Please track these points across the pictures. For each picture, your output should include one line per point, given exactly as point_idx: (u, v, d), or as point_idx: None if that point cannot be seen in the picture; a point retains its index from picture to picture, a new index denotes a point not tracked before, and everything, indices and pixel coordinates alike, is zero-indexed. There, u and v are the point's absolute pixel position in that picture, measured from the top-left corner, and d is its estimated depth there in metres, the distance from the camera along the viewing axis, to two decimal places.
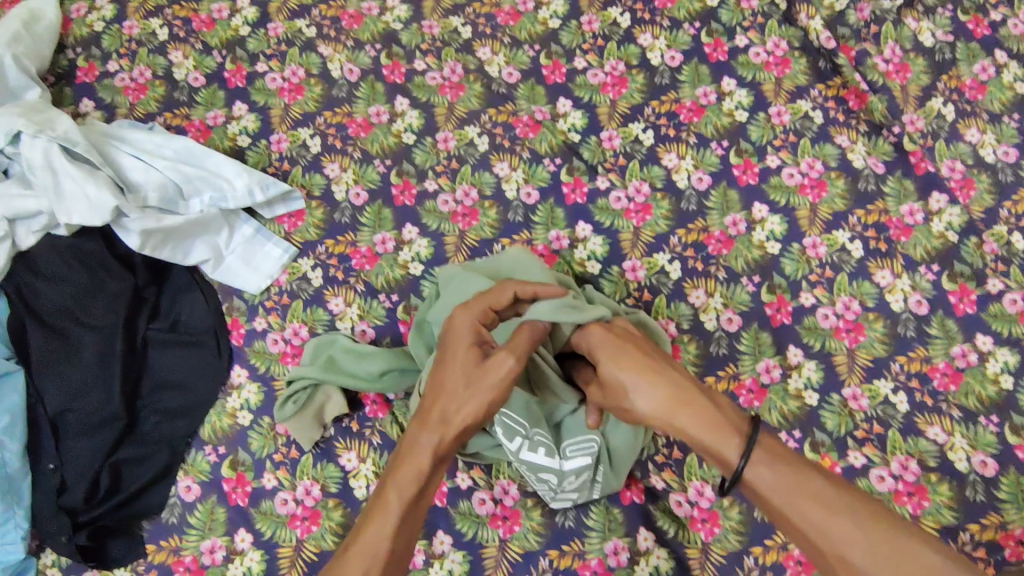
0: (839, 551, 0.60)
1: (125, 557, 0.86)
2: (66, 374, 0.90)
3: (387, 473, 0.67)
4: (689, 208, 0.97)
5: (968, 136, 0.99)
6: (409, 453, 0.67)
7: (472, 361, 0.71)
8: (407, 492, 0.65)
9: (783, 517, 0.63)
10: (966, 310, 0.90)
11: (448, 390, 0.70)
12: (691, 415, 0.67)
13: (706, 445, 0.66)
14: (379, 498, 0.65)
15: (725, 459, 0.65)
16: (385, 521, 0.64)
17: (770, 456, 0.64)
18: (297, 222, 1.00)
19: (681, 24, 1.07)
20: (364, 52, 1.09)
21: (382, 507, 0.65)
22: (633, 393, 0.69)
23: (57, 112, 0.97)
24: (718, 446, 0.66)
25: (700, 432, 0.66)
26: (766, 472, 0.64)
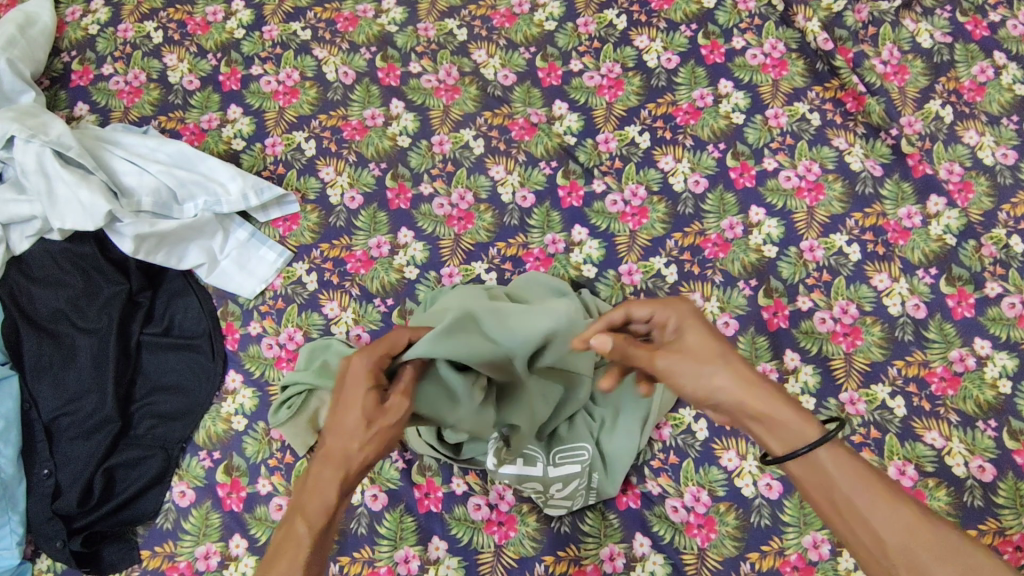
0: (904, 545, 0.56)
1: (121, 562, 0.86)
2: (61, 377, 0.90)
3: (295, 507, 0.61)
4: (685, 211, 0.97)
5: (967, 138, 0.98)
6: (310, 484, 0.61)
7: (371, 390, 0.64)
8: (316, 523, 0.60)
9: (850, 504, 0.58)
10: (964, 313, 0.90)
11: (346, 419, 0.63)
12: (765, 397, 0.61)
13: (783, 422, 0.61)
14: (288, 533, 0.60)
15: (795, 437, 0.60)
16: (294, 558, 0.58)
17: (843, 449, 0.60)
18: (292, 226, 1.00)
19: (677, 26, 1.07)
20: (360, 54, 1.08)
21: (292, 540, 0.59)
22: (710, 369, 0.62)
23: (50, 116, 0.97)
24: (800, 433, 0.60)
25: (774, 412, 0.61)
26: (840, 460, 0.59)
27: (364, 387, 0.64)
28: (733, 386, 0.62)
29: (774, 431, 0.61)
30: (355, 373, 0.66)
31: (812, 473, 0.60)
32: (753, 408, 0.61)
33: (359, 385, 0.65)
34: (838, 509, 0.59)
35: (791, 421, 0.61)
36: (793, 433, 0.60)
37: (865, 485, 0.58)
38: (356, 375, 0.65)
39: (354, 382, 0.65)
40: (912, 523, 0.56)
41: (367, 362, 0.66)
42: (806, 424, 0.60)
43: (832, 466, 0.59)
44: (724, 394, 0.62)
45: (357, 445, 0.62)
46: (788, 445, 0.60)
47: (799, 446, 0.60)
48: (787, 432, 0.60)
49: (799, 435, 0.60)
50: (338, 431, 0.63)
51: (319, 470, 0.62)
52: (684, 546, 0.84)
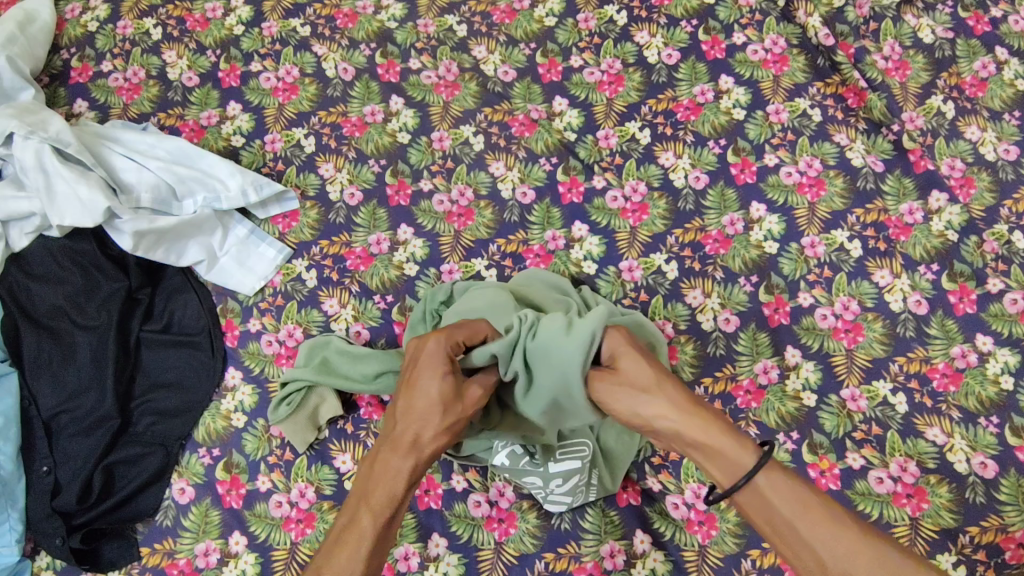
0: (841, 562, 0.60)
1: (120, 560, 0.86)
2: (61, 374, 0.90)
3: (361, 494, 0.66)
4: (686, 207, 0.96)
5: (969, 134, 0.98)
6: (381, 470, 0.66)
7: (448, 382, 0.69)
8: (382, 515, 0.65)
9: (789, 526, 0.62)
10: (966, 309, 0.89)
11: (420, 415, 0.68)
12: (703, 424, 0.67)
13: (722, 451, 0.65)
14: (352, 523, 0.65)
15: (733, 462, 0.65)
16: (357, 548, 0.63)
17: (780, 471, 0.64)
18: (292, 223, 1.00)
19: (678, 22, 1.06)
20: (359, 51, 1.08)
21: (356, 531, 0.64)
22: (653, 400, 0.68)
23: (49, 113, 0.96)
24: (733, 462, 0.65)
25: (713, 440, 0.66)
26: (776, 483, 0.64)
27: (438, 378, 0.69)
28: (666, 417, 0.68)
29: (717, 456, 0.66)
30: (432, 356, 0.70)
31: (754, 499, 0.64)
32: (696, 437, 0.66)
33: (433, 374, 0.69)
34: (780, 532, 0.63)
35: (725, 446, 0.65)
36: (731, 460, 0.65)
37: (801, 507, 0.62)
38: (434, 360, 0.69)
39: (425, 370, 0.69)
40: (843, 539, 0.60)
41: (445, 346, 0.70)
42: (744, 450, 0.65)
43: (770, 490, 0.63)
44: (669, 428, 0.68)
45: (424, 435, 0.67)
46: (726, 471, 0.65)
47: (736, 474, 0.64)
48: (727, 461, 0.65)
49: (736, 462, 0.64)
50: (411, 417, 0.68)
51: (392, 459, 0.66)
52: (685, 543, 0.83)
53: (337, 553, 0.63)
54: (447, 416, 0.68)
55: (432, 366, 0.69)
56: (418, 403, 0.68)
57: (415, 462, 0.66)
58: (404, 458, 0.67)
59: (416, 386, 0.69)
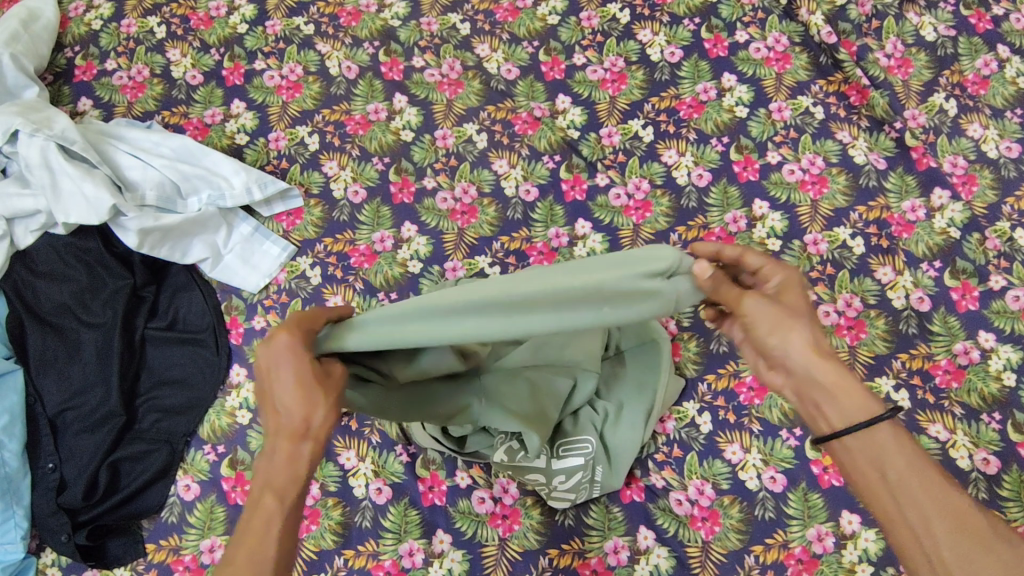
0: (956, 540, 0.50)
1: (125, 556, 0.86)
2: (66, 371, 0.90)
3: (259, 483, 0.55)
4: (689, 205, 0.96)
5: (971, 131, 0.98)
6: (270, 463, 0.55)
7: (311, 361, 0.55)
8: (288, 499, 0.54)
9: (903, 486, 0.52)
10: (968, 306, 0.90)
11: (294, 399, 0.54)
12: (835, 368, 0.55)
13: (849, 391, 0.54)
14: (255, 510, 0.55)
15: (864, 410, 0.54)
16: (262, 550, 0.53)
17: (908, 435, 0.54)
18: (295, 221, 1.00)
19: (680, 20, 1.07)
20: (363, 49, 1.08)
21: (261, 522, 0.54)
22: (789, 323, 0.56)
23: (54, 112, 0.97)
24: (857, 407, 0.54)
25: (841, 379, 0.55)
26: (905, 443, 0.53)
27: (298, 366, 0.54)
28: (778, 336, 0.56)
29: (837, 402, 0.55)
30: (280, 349, 0.54)
31: (869, 449, 0.54)
32: (822, 374, 0.55)
33: (289, 361, 0.54)
34: (890, 492, 0.53)
35: (852, 390, 0.55)
36: (857, 407, 0.54)
37: (924, 474, 0.52)
38: (281, 354, 0.54)
39: (279, 362, 0.54)
40: (962, 515, 0.51)
41: (291, 339, 0.54)
42: (874, 399, 0.54)
43: (895, 447, 0.53)
44: (785, 356, 0.56)
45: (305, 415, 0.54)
46: (847, 417, 0.54)
47: (853, 420, 0.54)
48: (850, 404, 0.54)
49: (859, 407, 0.54)
50: (285, 406, 0.54)
51: (280, 448, 0.55)
52: (688, 539, 0.84)
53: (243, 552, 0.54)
54: (327, 394, 0.55)
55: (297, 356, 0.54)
56: (282, 399, 0.54)
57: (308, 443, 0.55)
58: (294, 446, 0.55)
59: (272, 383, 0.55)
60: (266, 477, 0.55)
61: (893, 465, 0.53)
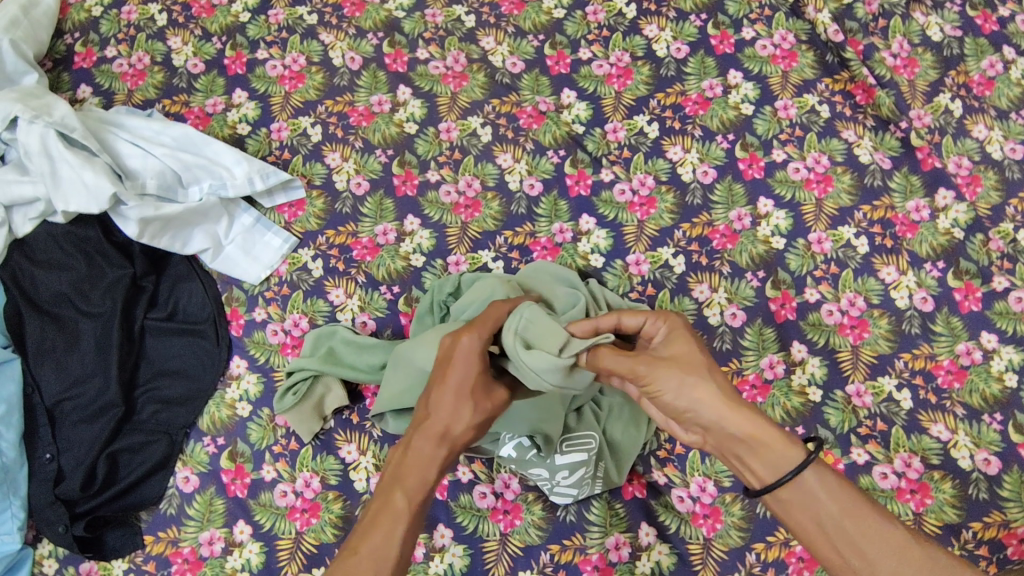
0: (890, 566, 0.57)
1: (123, 548, 0.86)
2: (65, 361, 0.89)
3: (391, 476, 0.63)
4: (694, 202, 0.96)
5: (976, 132, 0.98)
6: (409, 459, 0.63)
7: (480, 377, 0.67)
8: (414, 499, 0.62)
9: (839, 529, 0.58)
10: (971, 307, 0.90)
11: (452, 402, 0.66)
12: (745, 418, 0.61)
13: (769, 445, 0.60)
14: (383, 505, 0.61)
15: (781, 461, 0.60)
16: (392, 530, 0.60)
17: (828, 469, 0.60)
18: (297, 212, 0.99)
19: (687, 16, 1.06)
20: (367, 40, 1.07)
21: (389, 511, 0.61)
22: (694, 383, 0.62)
23: (54, 98, 0.96)
24: (780, 457, 0.60)
25: (756, 430, 0.60)
26: (828, 482, 0.60)
27: (472, 374, 0.67)
28: (679, 392, 0.62)
29: (758, 452, 0.61)
30: (465, 353, 0.68)
31: (802, 500, 0.60)
32: (739, 429, 0.61)
33: (469, 365, 0.67)
34: (826, 534, 0.59)
35: (770, 438, 0.60)
36: (777, 456, 0.60)
37: (852, 513, 0.59)
38: (467, 355, 0.68)
39: (459, 364, 0.68)
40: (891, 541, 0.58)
41: (477, 343, 0.69)
42: (789, 447, 0.60)
43: (822, 492, 0.59)
44: (702, 415, 0.62)
45: (452, 424, 0.65)
46: (773, 468, 0.60)
47: (780, 472, 0.60)
48: (773, 454, 0.60)
49: (783, 456, 0.60)
50: (443, 407, 0.66)
51: (423, 447, 0.64)
52: (690, 536, 0.84)
53: (369, 536, 0.59)
54: (477, 409, 0.66)
55: (468, 365, 0.68)
56: (444, 401, 0.66)
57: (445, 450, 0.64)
58: (435, 447, 0.64)
59: (443, 382, 0.67)
60: (404, 471, 0.63)
61: (825, 510, 0.59)
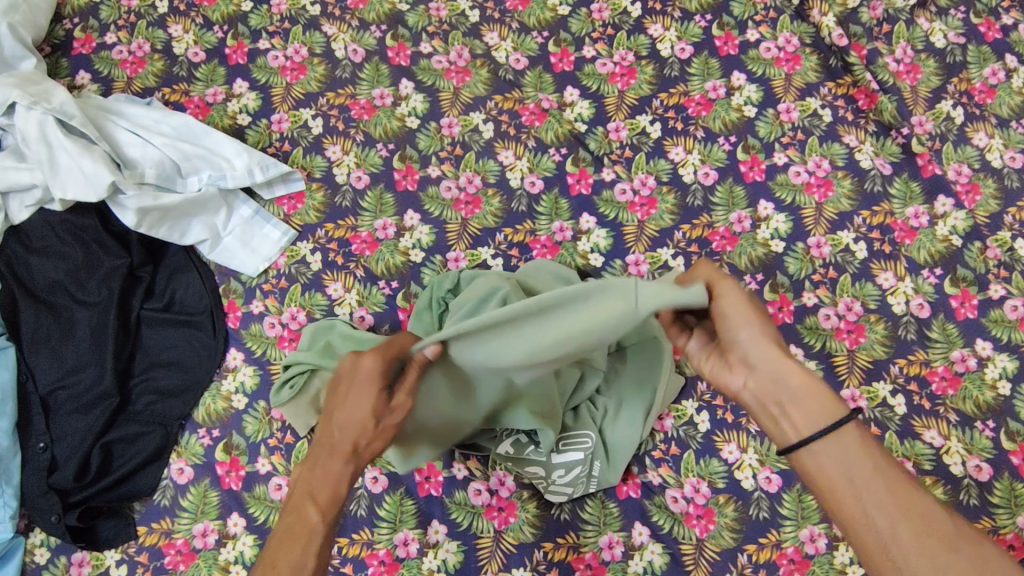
0: (919, 534, 0.56)
1: (116, 538, 0.86)
2: (59, 350, 0.89)
3: (300, 492, 0.63)
4: (694, 203, 0.96)
5: (976, 140, 0.98)
6: (318, 476, 0.63)
7: (378, 400, 0.64)
8: (329, 514, 0.62)
9: (869, 488, 0.58)
10: (967, 314, 0.90)
11: (345, 422, 0.64)
12: (796, 368, 0.62)
13: (817, 396, 0.61)
14: (296, 523, 0.61)
15: (824, 413, 0.60)
16: (307, 544, 0.61)
17: (868, 436, 0.61)
18: (297, 205, 0.99)
19: (692, 16, 1.06)
20: (370, 32, 1.07)
21: (302, 528, 0.61)
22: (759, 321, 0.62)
23: (53, 85, 0.95)
24: (821, 411, 0.60)
25: (809, 385, 0.61)
26: (861, 445, 0.60)
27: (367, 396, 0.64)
28: (740, 317, 0.62)
29: (804, 401, 0.61)
30: (366, 373, 0.65)
31: (835, 458, 0.60)
32: (788, 377, 0.61)
33: (366, 387, 0.64)
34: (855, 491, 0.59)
35: (819, 395, 0.61)
36: (821, 408, 0.60)
37: (885, 475, 0.59)
38: (366, 376, 0.65)
39: (358, 385, 0.64)
40: (916, 508, 0.57)
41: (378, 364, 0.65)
42: (834, 402, 0.61)
43: (859, 450, 0.60)
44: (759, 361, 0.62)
45: (358, 438, 0.64)
46: (815, 418, 0.60)
47: (821, 425, 0.60)
48: (815, 409, 0.60)
49: (828, 412, 0.60)
50: (346, 424, 0.64)
51: (332, 464, 0.63)
52: (683, 536, 0.84)
53: (288, 550, 0.60)
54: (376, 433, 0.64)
55: (366, 384, 0.65)
56: (347, 416, 0.64)
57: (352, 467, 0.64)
58: (343, 464, 0.63)
59: (339, 404, 0.65)
60: (312, 486, 0.63)
61: (858, 469, 0.59)
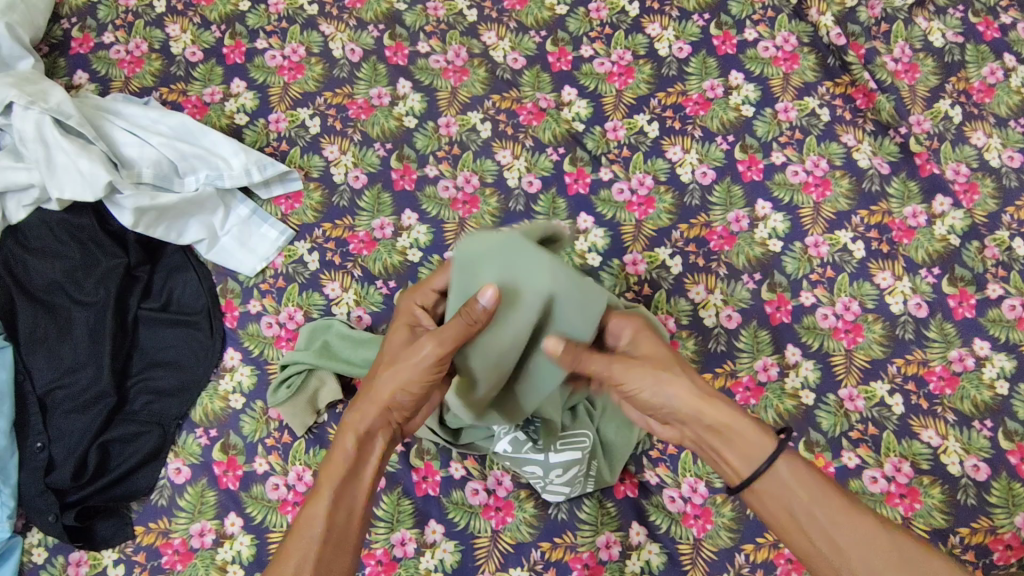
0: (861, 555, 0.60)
1: (113, 538, 0.86)
2: (57, 350, 0.89)
3: (324, 458, 0.70)
4: (692, 203, 0.96)
5: (974, 139, 0.98)
6: (336, 436, 0.70)
7: (403, 338, 0.72)
8: (339, 474, 0.67)
9: (808, 516, 0.62)
10: (965, 314, 0.90)
11: (376, 369, 0.71)
12: (722, 409, 0.65)
13: (746, 439, 0.64)
14: (314, 486, 0.68)
15: (755, 451, 0.64)
16: (316, 507, 0.66)
17: (798, 460, 0.64)
18: (294, 205, 0.99)
19: (690, 15, 1.06)
20: (367, 32, 1.07)
21: (316, 492, 0.67)
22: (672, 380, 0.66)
23: (50, 84, 0.95)
24: (755, 451, 0.64)
25: (732, 422, 0.64)
26: (799, 473, 0.63)
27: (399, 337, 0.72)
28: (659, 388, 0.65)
29: (732, 435, 0.65)
30: (401, 316, 0.74)
31: (773, 489, 0.64)
32: (712, 420, 0.65)
33: (394, 329, 0.73)
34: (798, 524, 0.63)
35: (750, 435, 0.64)
36: (753, 445, 0.64)
37: (821, 500, 0.62)
38: (398, 324, 0.73)
39: (397, 330, 0.73)
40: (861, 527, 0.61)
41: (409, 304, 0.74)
42: (763, 437, 0.64)
43: (792, 481, 0.63)
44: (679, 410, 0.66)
45: (372, 390, 0.69)
46: (748, 458, 0.64)
47: (755, 463, 0.64)
48: (744, 445, 0.64)
49: (757, 449, 0.64)
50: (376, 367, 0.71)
51: (347, 419, 0.69)
52: (680, 536, 0.84)
53: (302, 511, 0.66)
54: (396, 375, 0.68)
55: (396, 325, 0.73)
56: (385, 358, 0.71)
57: (360, 418, 0.69)
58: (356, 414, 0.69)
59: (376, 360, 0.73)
60: (331, 449, 0.69)
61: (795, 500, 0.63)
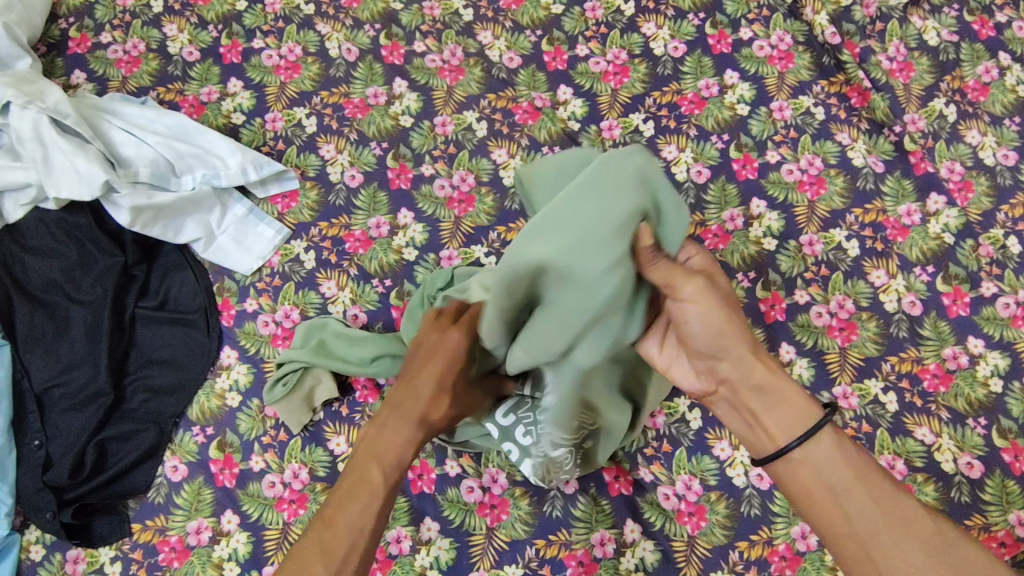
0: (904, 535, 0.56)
1: (111, 535, 0.86)
2: (54, 348, 0.90)
3: (366, 449, 0.64)
4: (687, 201, 0.96)
5: (969, 138, 0.98)
6: (384, 435, 0.64)
7: (458, 372, 0.66)
8: (390, 477, 0.63)
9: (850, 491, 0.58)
10: (959, 312, 0.90)
11: (428, 397, 0.65)
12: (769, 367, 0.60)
13: (784, 402, 0.60)
14: (358, 479, 0.62)
15: (804, 418, 0.59)
16: (369, 504, 0.61)
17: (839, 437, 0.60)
18: (291, 203, 0.99)
19: (685, 14, 1.06)
20: (363, 31, 1.07)
21: (366, 486, 0.61)
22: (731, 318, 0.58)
23: (47, 84, 0.95)
24: (799, 419, 0.59)
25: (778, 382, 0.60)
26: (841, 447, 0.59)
27: (446, 364, 0.65)
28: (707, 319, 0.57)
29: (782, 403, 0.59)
30: (452, 349, 0.66)
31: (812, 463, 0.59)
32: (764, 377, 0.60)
33: (450, 361, 0.66)
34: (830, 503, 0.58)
35: (791, 398, 0.60)
36: (799, 412, 0.59)
37: (863, 480, 0.58)
38: (452, 352, 0.66)
39: (448, 356, 0.66)
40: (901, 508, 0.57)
41: (463, 344, 0.66)
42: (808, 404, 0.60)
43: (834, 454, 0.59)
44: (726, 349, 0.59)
45: (430, 409, 0.65)
46: (795, 422, 0.59)
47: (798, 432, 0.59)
48: (789, 413, 0.59)
49: (803, 415, 0.59)
50: (430, 388, 0.65)
51: (399, 428, 0.64)
52: (675, 533, 0.84)
53: (345, 509, 0.60)
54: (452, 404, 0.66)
55: (449, 356, 0.66)
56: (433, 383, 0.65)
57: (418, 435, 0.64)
58: (411, 429, 0.64)
59: (419, 372, 0.65)
60: (377, 448, 0.63)
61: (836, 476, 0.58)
